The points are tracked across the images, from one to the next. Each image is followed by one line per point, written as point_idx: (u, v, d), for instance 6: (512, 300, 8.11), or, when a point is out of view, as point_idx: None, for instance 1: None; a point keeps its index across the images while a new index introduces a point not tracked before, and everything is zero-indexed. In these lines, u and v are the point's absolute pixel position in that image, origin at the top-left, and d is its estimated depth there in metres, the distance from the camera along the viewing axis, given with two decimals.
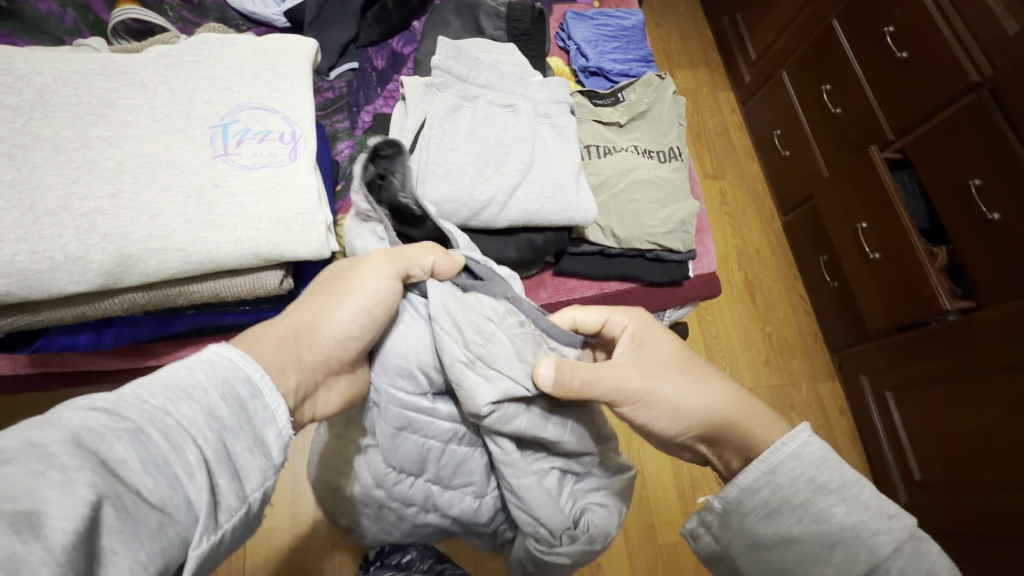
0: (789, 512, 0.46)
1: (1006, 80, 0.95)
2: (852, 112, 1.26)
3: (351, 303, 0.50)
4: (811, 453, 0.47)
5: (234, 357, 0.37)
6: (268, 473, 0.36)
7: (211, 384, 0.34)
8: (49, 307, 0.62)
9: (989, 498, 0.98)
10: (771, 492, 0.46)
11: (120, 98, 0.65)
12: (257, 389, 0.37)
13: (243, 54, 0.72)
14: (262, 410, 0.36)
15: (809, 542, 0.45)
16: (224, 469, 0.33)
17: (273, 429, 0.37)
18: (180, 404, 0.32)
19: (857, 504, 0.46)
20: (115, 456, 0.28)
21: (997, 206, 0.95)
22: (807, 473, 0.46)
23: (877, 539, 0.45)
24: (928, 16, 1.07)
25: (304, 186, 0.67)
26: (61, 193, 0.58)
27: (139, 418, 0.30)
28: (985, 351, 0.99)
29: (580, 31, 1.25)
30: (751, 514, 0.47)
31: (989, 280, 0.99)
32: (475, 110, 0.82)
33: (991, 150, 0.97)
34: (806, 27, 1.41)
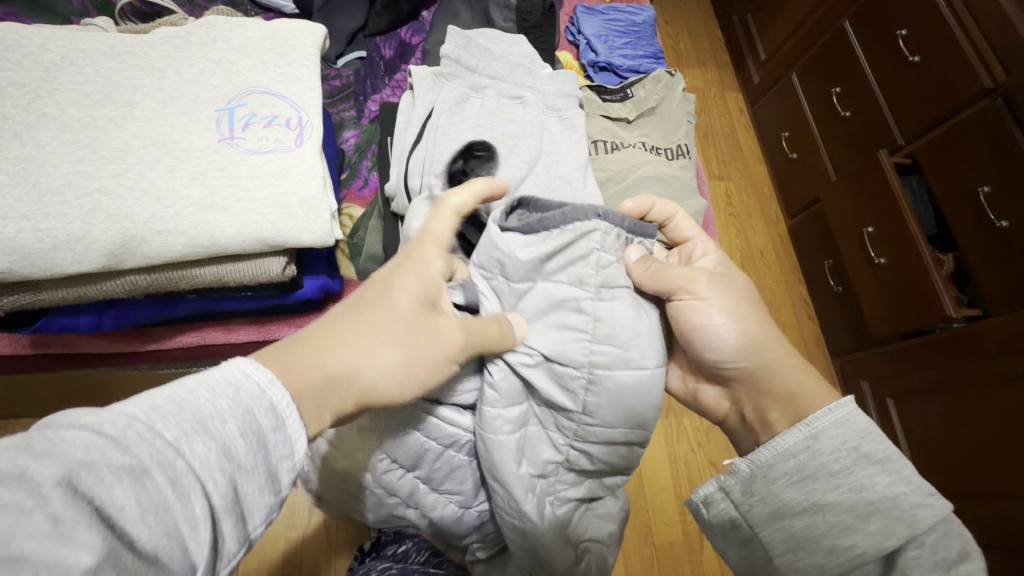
0: (824, 478, 0.46)
1: (1018, 88, 0.94)
2: (863, 115, 1.25)
3: (406, 348, 0.44)
4: (856, 422, 0.46)
5: (261, 379, 0.33)
6: (274, 509, 0.32)
7: (233, 415, 0.30)
8: (49, 287, 0.61)
9: (989, 507, 0.97)
10: (808, 459, 0.46)
11: (126, 79, 0.65)
12: (281, 419, 0.33)
13: (252, 37, 0.72)
14: (282, 443, 0.32)
15: (844, 509, 0.45)
16: (230, 512, 0.29)
17: (288, 463, 0.33)
18: (193, 441, 0.28)
19: (900, 477, 0.44)
20: (113, 502, 0.24)
21: (1006, 214, 0.94)
22: (850, 442, 0.46)
23: (919, 511, 0.43)
24: (941, 19, 1.06)
25: (309, 171, 0.66)
26: (67, 172, 0.58)
27: (145, 457, 0.26)
28: (992, 361, 0.98)
29: (591, 26, 1.24)
30: (780, 480, 0.47)
31: (993, 287, 0.98)
32: (483, 100, 0.82)
33: (1001, 157, 0.96)
34: (818, 27, 1.39)
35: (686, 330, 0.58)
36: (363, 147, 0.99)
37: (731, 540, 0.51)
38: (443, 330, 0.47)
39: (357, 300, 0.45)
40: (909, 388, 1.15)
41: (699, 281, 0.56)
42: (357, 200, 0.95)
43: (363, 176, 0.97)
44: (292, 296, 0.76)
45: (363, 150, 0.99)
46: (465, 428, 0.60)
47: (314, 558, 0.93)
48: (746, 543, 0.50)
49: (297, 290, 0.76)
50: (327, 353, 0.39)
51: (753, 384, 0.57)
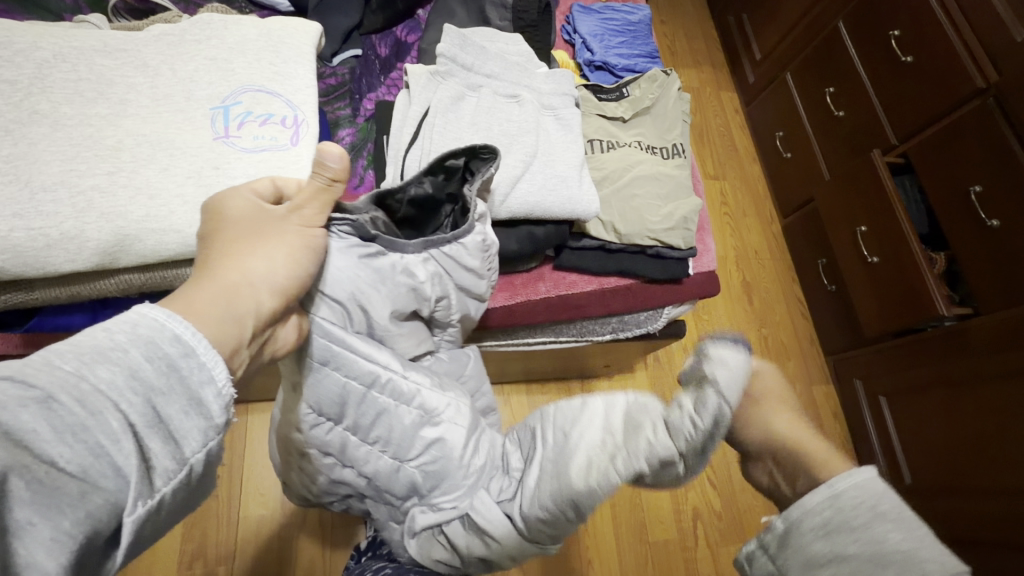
0: (847, 532, 0.40)
1: (1010, 88, 0.95)
2: (857, 114, 1.26)
3: (273, 246, 0.46)
4: (874, 485, 0.42)
5: (160, 315, 0.33)
6: (209, 434, 0.33)
7: (133, 345, 0.31)
8: (43, 286, 0.61)
9: (985, 504, 0.97)
10: (830, 515, 0.42)
11: (120, 76, 0.64)
12: (189, 347, 0.33)
13: (246, 35, 0.71)
14: (196, 369, 0.32)
15: (863, 563, 0.39)
16: (153, 432, 0.30)
17: (211, 389, 0.33)
18: (97, 367, 0.29)
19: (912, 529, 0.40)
20: (22, 426, 0.26)
21: (997, 213, 0.95)
22: (867, 500, 0.41)
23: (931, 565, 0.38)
24: (935, 19, 1.07)
25: (305, 170, 0.66)
26: (59, 169, 0.57)
27: (49, 385, 0.27)
28: (982, 360, 0.99)
29: (587, 25, 1.25)
30: (809, 532, 0.42)
31: (987, 287, 0.99)
32: (479, 99, 0.82)
33: (993, 158, 0.97)
34: (812, 28, 1.40)
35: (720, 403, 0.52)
36: (358, 145, 0.99)
37: None
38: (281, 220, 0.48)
39: (209, 238, 0.46)
40: (901, 388, 1.16)
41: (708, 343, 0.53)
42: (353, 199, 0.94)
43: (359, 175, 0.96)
44: None
45: (359, 148, 0.99)
46: (382, 363, 0.59)
47: (309, 555, 0.94)
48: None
49: None
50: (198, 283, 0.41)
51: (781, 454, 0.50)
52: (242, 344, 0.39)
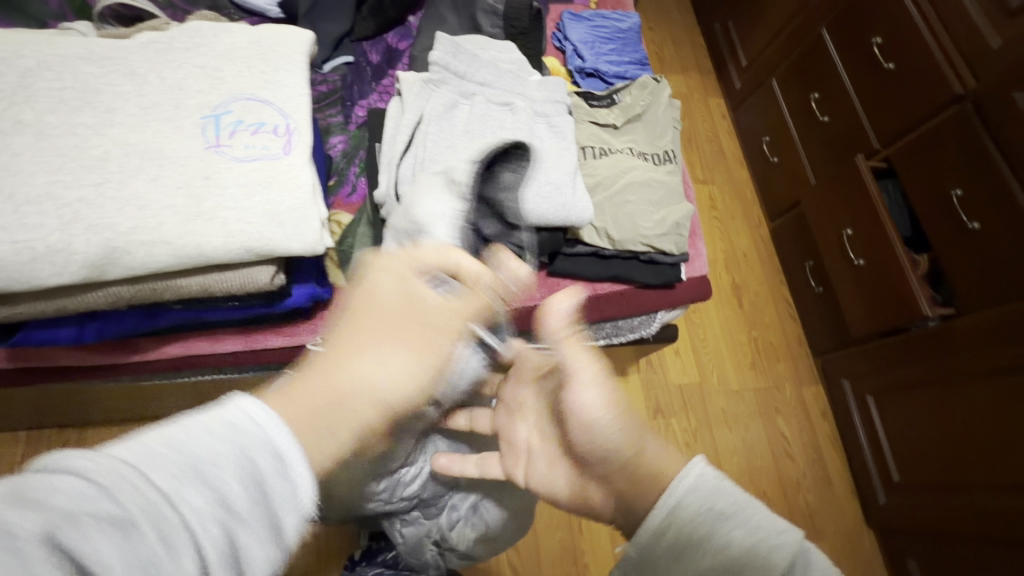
0: (693, 548, 0.43)
1: (989, 94, 0.97)
2: (840, 120, 1.28)
3: (399, 347, 0.48)
4: (706, 483, 0.45)
5: (262, 422, 0.38)
6: (277, 553, 0.37)
7: (228, 461, 0.36)
8: (27, 301, 0.59)
9: (969, 499, 1.00)
10: (676, 534, 0.44)
11: (106, 84, 0.63)
12: (280, 463, 0.37)
13: (237, 42, 0.71)
14: (283, 487, 0.37)
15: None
16: (222, 556, 0.34)
17: (291, 508, 0.38)
18: (188, 490, 0.34)
19: (751, 524, 0.43)
20: (99, 554, 0.30)
21: (979, 216, 0.97)
22: (705, 504, 0.44)
23: (775, 555, 0.41)
24: (915, 27, 1.09)
25: (298, 179, 0.65)
26: (44, 181, 0.55)
27: (133, 508, 0.32)
28: (964, 359, 1.02)
29: (577, 32, 1.26)
30: (663, 559, 0.44)
31: (969, 288, 1.01)
32: (472, 107, 0.81)
33: (973, 162, 0.99)
34: (796, 35, 1.42)
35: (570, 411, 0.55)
36: (350, 153, 0.98)
37: None
38: (427, 315, 0.50)
39: (357, 315, 0.48)
40: (887, 386, 1.18)
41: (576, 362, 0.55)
42: (346, 207, 0.93)
43: (351, 183, 0.95)
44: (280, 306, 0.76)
45: (350, 155, 0.98)
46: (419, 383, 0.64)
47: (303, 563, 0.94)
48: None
49: (286, 300, 0.76)
50: (324, 376, 0.45)
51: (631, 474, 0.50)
52: (337, 449, 0.43)
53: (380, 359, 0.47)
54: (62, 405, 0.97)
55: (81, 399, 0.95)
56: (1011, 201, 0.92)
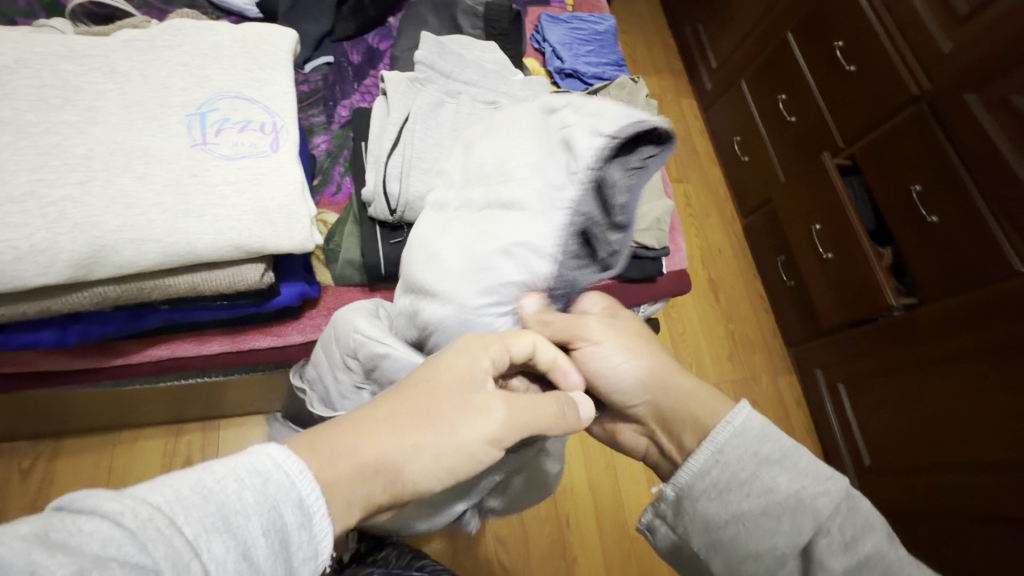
0: (737, 488, 0.50)
1: (943, 95, 1.03)
2: (807, 120, 1.34)
3: (435, 433, 0.42)
4: (753, 429, 0.52)
5: (292, 471, 0.34)
6: None
7: (258, 512, 0.31)
8: (8, 303, 0.58)
9: (936, 478, 1.06)
10: (720, 472, 0.51)
11: (87, 83, 0.62)
12: (306, 516, 0.34)
13: (221, 41, 0.70)
14: (305, 544, 0.34)
15: (752, 515, 0.49)
16: None
17: (310, 564, 0.34)
18: (214, 542, 0.29)
19: (798, 471, 0.50)
20: None
21: (937, 210, 1.03)
22: (750, 449, 0.51)
23: (818, 501, 0.48)
24: (874, 31, 1.15)
25: (287, 177, 0.66)
26: (26, 179, 0.55)
27: (161, 562, 0.27)
28: (927, 347, 1.07)
29: (555, 34, 1.28)
30: (701, 497, 0.51)
31: (930, 278, 1.07)
32: (459, 105, 0.82)
33: (931, 159, 1.05)
34: (763, 39, 1.48)
35: (589, 374, 0.60)
36: (334, 152, 0.98)
37: (679, 560, 0.55)
38: (484, 406, 0.45)
39: (419, 386, 0.44)
40: (859, 374, 1.24)
41: (590, 328, 0.59)
42: (332, 206, 0.93)
43: (335, 183, 0.95)
44: (269, 305, 0.76)
45: (334, 154, 0.98)
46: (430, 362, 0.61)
47: None
48: (693, 559, 0.54)
49: (274, 298, 0.75)
50: (364, 436, 0.40)
51: (661, 416, 0.59)
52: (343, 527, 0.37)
53: (420, 439, 0.42)
54: (35, 414, 0.94)
55: (59, 407, 0.93)
56: (965, 194, 0.99)
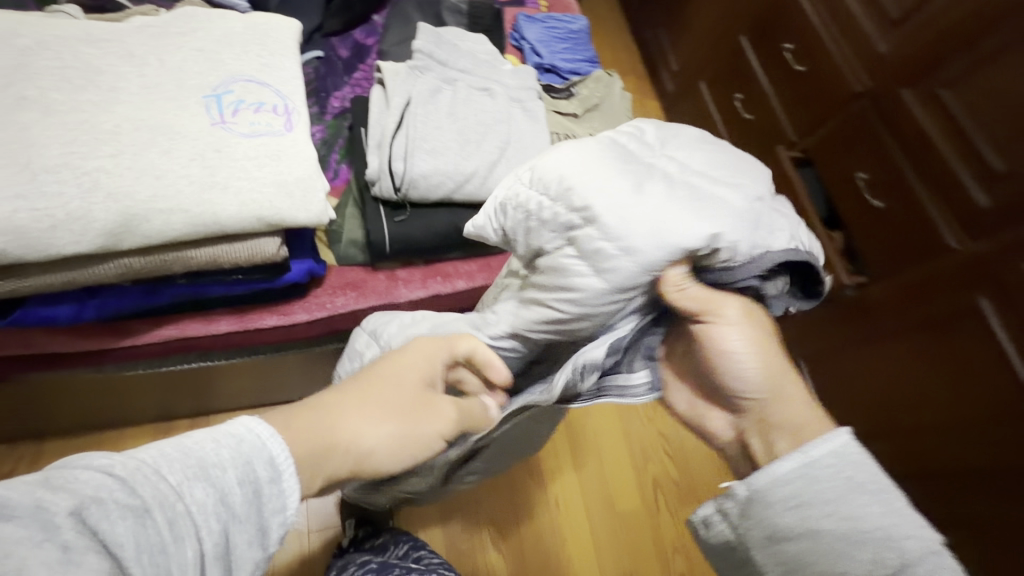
0: (820, 506, 0.43)
1: (880, 91, 1.16)
2: (762, 118, 1.46)
3: (396, 423, 0.50)
4: (855, 455, 0.44)
5: (261, 433, 0.38)
6: (260, 564, 0.36)
7: (232, 464, 0.36)
8: (35, 274, 0.59)
9: (899, 445, 1.12)
10: (806, 484, 0.44)
11: (107, 66, 0.65)
12: (276, 473, 0.38)
13: (233, 28, 0.74)
14: (275, 496, 0.37)
15: (836, 538, 0.43)
16: (219, 559, 0.33)
17: (278, 517, 0.37)
18: (194, 486, 0.33)
19: (893, 507, 0.43)
20: (115, 539, 0.29)
21: (878, 195, 1.17)
22: (845, 471, 0.44)
23: (908, 542, 0.42)
24: (818, 34, 1.28)
25: (303, 153, 0.70)
26: (59, 152, 0.57)
27: (147, 498, 0.31)
28: (877, 321, 1.19)
29: (533, 32, 1.36)
30: (775, 505, 0.44)
31: (877, 257, 1.18)
32: (455, 92, 0.89)
33: (873, 149, 1.18)
34: (718, 44, 1.61)
35: (707, 356, 0.51)
36: (329, 141, 1.02)
37: (730, 566, 0.48)
38: (438, 407, 0.54)
39: (372, 379, 0.52)
40: (817, 352, 1.35)
41: (727, 305, 0.50)
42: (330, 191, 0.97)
43: (333, 169, 0.99)
44: (281, 280, 0.79)
45: (329, 144, 1.02)
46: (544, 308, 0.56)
47: None
48: (742, 567, 0.47)
49: (286, 274, 0.79)
50: (331, 413, 0.47)
51: (763, 420, 0.51)
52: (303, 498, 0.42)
53: (379, 427, 0.49)
54: (29, 407, 0.94)
55: (55, 399, 0.92)
56: (901, 178, 1.12)
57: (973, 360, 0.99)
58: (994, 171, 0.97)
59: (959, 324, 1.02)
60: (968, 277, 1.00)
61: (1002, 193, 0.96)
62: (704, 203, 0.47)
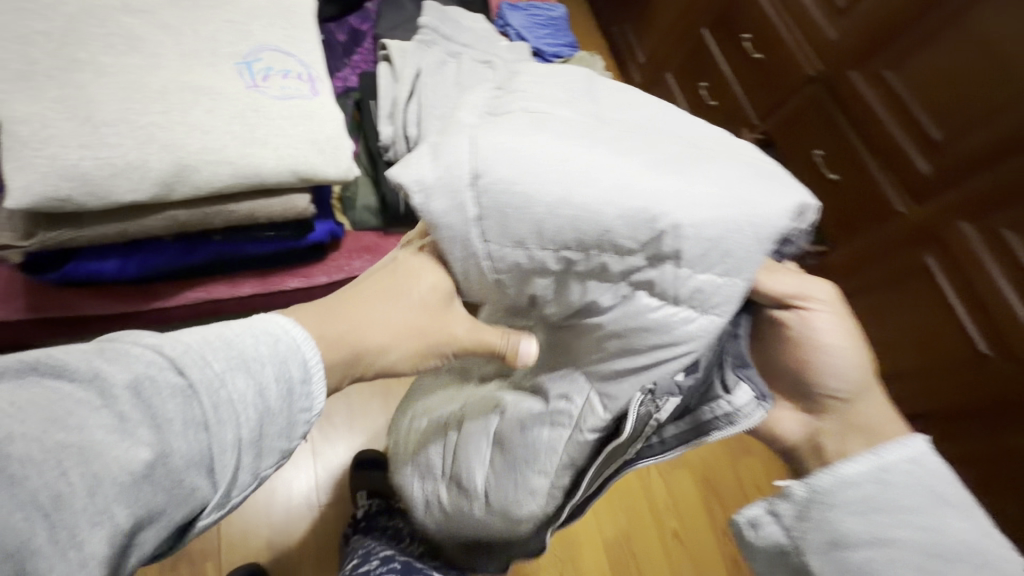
0: (885, 510, 0.39)
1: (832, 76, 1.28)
2: (725, 104, 1.57)
3: (411, 330, 0.47)
4: (930, 461, 0.41)
5: (297, 335, 0.39)
6: (283, 455, 0.38)
7: (269, 361, 0.37)
8: (91, 224, 0.65)
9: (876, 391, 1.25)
10: (874, 488, 0.40)
11: (146, 34, 0.69)
12: (308, 374, 0.39)
13: (257, 3, 0.80)
14: (305, 397, 0.38)
15: (908, 547, 0.38)
16: (253, 445, 0.35)
17: (305, 415, 0.38)
18: (236, 376, 0.34)
19: (972, 519, 0.39)
20: (165, 414, 0.31)
21: (838, 169, 1.28)
22: (925, 480, 0.40)
23: (996, 564, 0.37)
24: (775, 24, 1.39)
25: (331, 114, 0.76)
26: (115, 108, 0.62)
27: (194, 380, 0.33)
28: (843, 283, 1.32)
29: (517, 19, 1.45)
30: (839, 507, 0.40)
31: (838, 226, 1.30)
32: (459, 64, 0.97)
33: (828, 128, 1.30)
34: (682, 36, 1.72)
35: (800, 351, 0.47)
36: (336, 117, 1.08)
37: (779, 574, 0.43)
38: (450, 320, 0.49)
39: (383, 283, 0.48)
40: None
41: (820, 292, 0.47)
42: None
43: None
44: (307, 239, 0.84)
45: None
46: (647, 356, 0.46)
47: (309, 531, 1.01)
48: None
49: (311, 233, 0.84)
50: (345, 311, 0.44)
51: (857, 422, 0.46)
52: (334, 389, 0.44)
53: (395, 325, 0.46)
54: None
55: None
56: (856, 154, 1.24)
57: (927, 314, 1.15)
58: (936, 142, 1.09)
59: (909, 279, 1.18)
60: (916, 237, 1.15)
61: (942, 161, 1.09)
62: (773, 182, 0.44)
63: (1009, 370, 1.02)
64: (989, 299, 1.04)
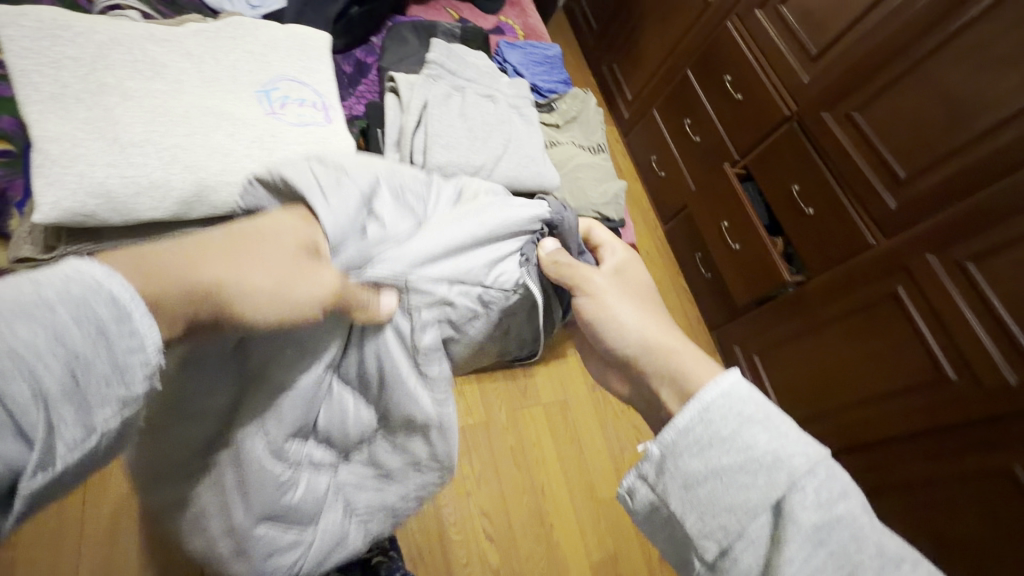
0: (719, 444, 0.43)
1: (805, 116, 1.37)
2: (707, 140, 1.66)
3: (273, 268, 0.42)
4: (740, 391, 0.44)
5: (98, 274, 0.32)
6: (128, 402, 0.33)
7: (62, 304, 0.30)
8: (110, 239, 0.67)
9: (855, 415, 1.30)
10: (702, 429, 0.43)
11: (170, 61, 0.72)
12: (125, 311, 0.32)
13: (276, 36, 0.85)
14: (128, 335, 0.32)
15: (735, 471, 0.42)
16: (68, 400, 0.30)
17: (139, 356, 0.33)
18: (17, 325, 0.29)
19: (778, 432, 0.43)
20: None
21: (812, 204, 1.36)
22: (734, 408, 0.44)
23: (796, 460, 0.41)
24: (753, 68, 1.50)
25: (343, 142, 0.81)
26: (141, 130, 0.65)
27: None
28: (818, 310, 1.39)
29: (514, 57, 1.52)
30: (684, 453, 0.44)
31: (811, 256, 1.39)
32: (464, 97, 1.04)
33: (802, 165, 1.39)
34: (668, 75, 1.82)
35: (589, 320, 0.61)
36: None
37: (656, 526, 0.46)
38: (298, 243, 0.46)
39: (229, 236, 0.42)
40: (766, 346, 1.55)
41: (593, 277, 0.62)
42: None
43: None
44: None
45: None
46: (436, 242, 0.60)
47: None
48: (671, 527, 0.45)
49: None
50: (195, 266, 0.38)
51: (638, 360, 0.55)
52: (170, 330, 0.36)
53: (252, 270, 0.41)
54: None
55: None
56: (830, 191, 1.32)
57: (891, 337, 1.22)
58: (901, 180, 1.18)
59: (879, 305, 1.25)
60: (883, 268, 1.23)
61: (908, 198, 1.17)
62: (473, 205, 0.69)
63: (965, 395, 1.09)
64: (951, 325, 1.10)
